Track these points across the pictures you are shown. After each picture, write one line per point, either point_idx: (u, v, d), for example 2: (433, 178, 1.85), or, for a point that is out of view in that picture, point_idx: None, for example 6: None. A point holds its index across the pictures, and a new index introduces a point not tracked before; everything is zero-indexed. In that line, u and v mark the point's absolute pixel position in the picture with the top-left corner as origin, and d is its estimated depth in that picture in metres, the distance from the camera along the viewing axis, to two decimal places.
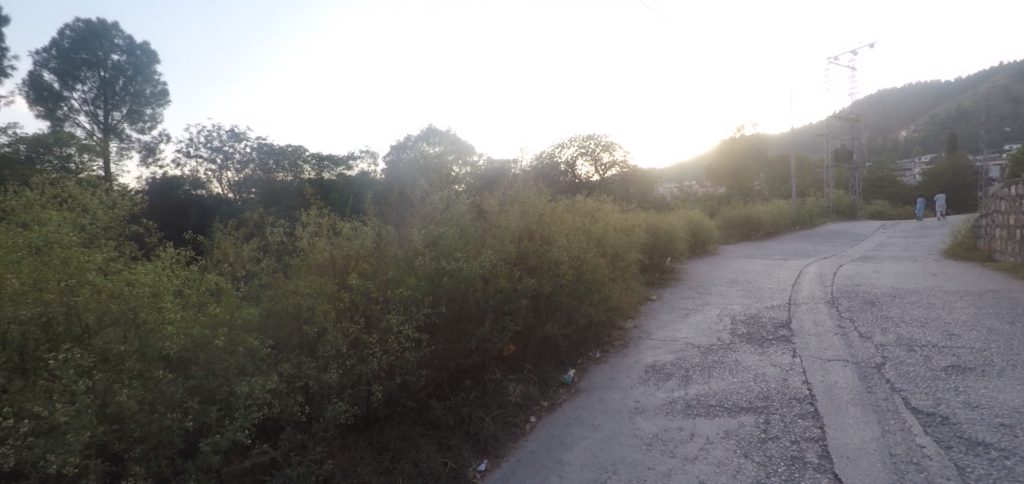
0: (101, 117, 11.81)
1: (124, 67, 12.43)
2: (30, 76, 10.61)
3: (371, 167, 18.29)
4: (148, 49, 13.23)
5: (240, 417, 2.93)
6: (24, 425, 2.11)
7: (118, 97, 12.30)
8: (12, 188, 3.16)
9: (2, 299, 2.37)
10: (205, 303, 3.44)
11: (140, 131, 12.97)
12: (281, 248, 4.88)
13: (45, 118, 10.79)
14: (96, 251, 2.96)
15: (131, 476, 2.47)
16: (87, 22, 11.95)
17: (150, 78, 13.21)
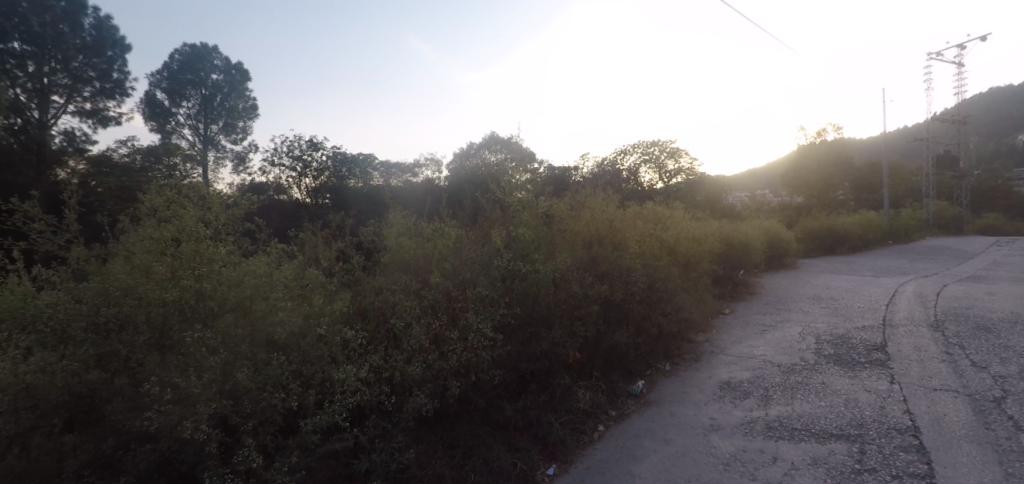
0: (200, 129, 15.69)
1: (222, 85, 16.43)
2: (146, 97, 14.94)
3: (436, 173, 18.85)
4: (245, 70, 17.10)
5: (335, 403, 3.13)
6: (164, 394, 2.49)
7: (218, 114, 16.25)
8: (156, 188, 3.61)
9: (150, 285, 2.82)
10: (306, 295, 3.72)
11: (230, 140, 16.28)
12: (370, 247, 5.21)
13: (158, 132, 14.75)
14: (221, 245, 3.31)
15: (243, 447, 2.72)
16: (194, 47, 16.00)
17: (242, 95, 16.94)
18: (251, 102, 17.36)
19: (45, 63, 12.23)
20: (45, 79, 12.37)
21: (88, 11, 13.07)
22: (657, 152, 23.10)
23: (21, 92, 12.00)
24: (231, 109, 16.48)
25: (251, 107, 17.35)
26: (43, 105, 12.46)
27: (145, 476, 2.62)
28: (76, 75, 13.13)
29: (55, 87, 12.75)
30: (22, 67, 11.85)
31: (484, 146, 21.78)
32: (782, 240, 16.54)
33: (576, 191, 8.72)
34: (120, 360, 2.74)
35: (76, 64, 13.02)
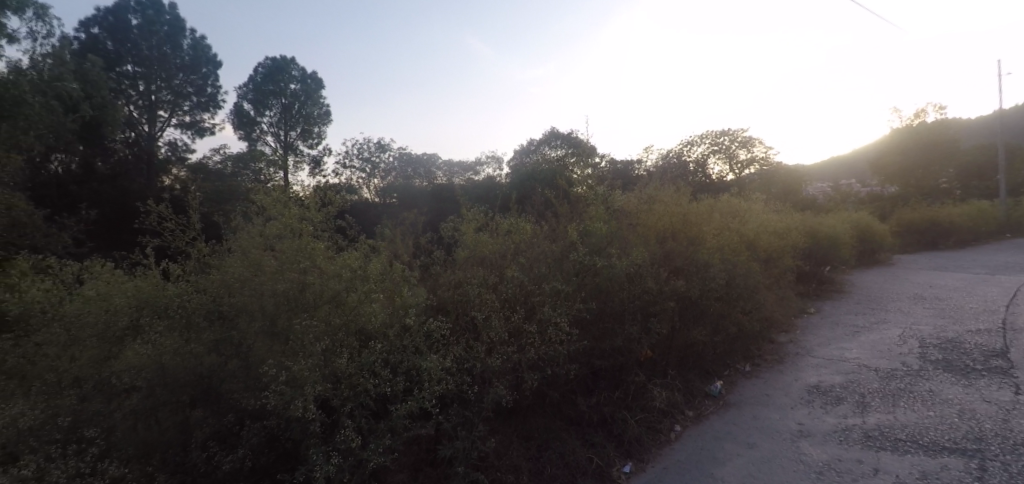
0: (283, 136, 20.86)
1: (299, 94, 21.16)
2: (236, 109, 20.34)
3: (496, 171, 19.35)
4: (315, 78, 21.87)
5: (423, 390, 3.29)
6: (280, 375, 2.76)
7: (296, 122, 21.26)
8: (263, 190, 3.99)
9: (267, 277, 3.20)
10: (394, 288, 3.93)
11: (310, 145, 21.45)
12: (448, 241, 5.41)
13: (244, 138, 20.34)
14: (320, 241, 3.65)
15: (344, 428, 2.92)
16: (277, 62, 20.92)
17: (317, 101, 21.70)
18: (324, 110, 22.01)
19: (149, 83, 17.93)
20: (150, 96, 18.07)
21: (184, 35, 18.54)
22: (726, 144, 21.74)
23: (134, 107, 17.88)
24: (308, 117, 21.41)
25: (324, 115, 21.96)
26: (150, 118, 18.20)
27: (257, 450, 2.90)
28: (179, 93, 18.65)
29: (161, 103, 18.34)
30: (134, 87, 17.66)
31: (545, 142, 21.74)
32: (873, 234, 15.12)
33: (645, 184, 8.49)
34: (233, 345, 3.09)
35: (177, 83, 18.51)
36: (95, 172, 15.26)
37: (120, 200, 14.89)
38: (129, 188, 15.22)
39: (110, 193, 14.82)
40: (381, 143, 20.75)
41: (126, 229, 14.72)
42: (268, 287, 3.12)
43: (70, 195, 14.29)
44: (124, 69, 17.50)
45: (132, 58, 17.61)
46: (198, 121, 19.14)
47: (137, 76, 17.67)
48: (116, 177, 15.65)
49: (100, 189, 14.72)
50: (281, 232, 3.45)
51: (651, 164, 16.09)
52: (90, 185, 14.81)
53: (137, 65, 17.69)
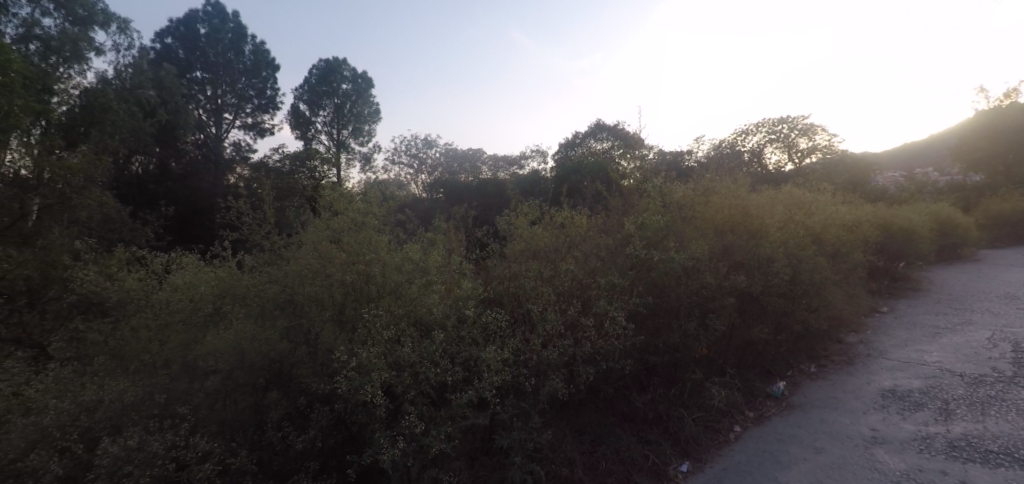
0: (336, 134, 22.03)
1: (350, 94, 22.09)
2: (292, 109, 21.57)
3: (541, 165, 19.43)
4: (365, 77, 22.77)
5: (482, 380, 3.35)
6: (349, 361, 2.92)
7: (347, 120, 22.27)
8: (330, 188, 4.24)
9: (340, 265, 3.53)
10: (452, 280, 4.02)
11: (360, 143, 22.69)
12: (502, 234, 5.46)
13: (300, 137, 21.61)
14: (384, 233, 3.94)
15: (407, 414, 3.03)
16: (329, 62, 21.89)
17: (367, 100, 22.63)
18: (374, 108, 22.99)
19: (215, 88, 19.20)
20: (216, 100, 19.30)
21: (246, 41, 19.65)
22: (784, 132, 20.58)
23: (202, 111, 19.18)
24: (358, 116, 22.42)
25: (373, 113, 22.99)
26: (217, 121, 19.39)
27: (326, 431, 3.08)
28: (242, 96, 19.82)
29: (226, 106, 19.56)
30: (202, 91, 18.98)
31: (591, 134, 21.27)
32: (953, 228, 13.89)
33: (701, 175, 8.18)
34: (302, 332, 3.35)
35: (241, 86, 19.72)
36: (170, 171, 16.82)
37: (193, 198, 16.45)
38: (200, 188, 16.94)
39: (184, 193, 16.33)
40: (428, 140, 21.55)
41: (201, 224, 16.38)
42: (336, 280, 3.43)
43: (148, 193, 15.82)
44: (194, 75, 18.90)
45: (201, 65, 19.02)
46: (260, 122, 20.26)
47: (205, 81, 19.01)
48: (188, 177, 17.19)
49: (175, 189, 16.25)
50: (345, 226, 3.79)
51: (701, 154, 15.47)
52: (167, 184, 16.35)
53: (205, 71, 19.06)
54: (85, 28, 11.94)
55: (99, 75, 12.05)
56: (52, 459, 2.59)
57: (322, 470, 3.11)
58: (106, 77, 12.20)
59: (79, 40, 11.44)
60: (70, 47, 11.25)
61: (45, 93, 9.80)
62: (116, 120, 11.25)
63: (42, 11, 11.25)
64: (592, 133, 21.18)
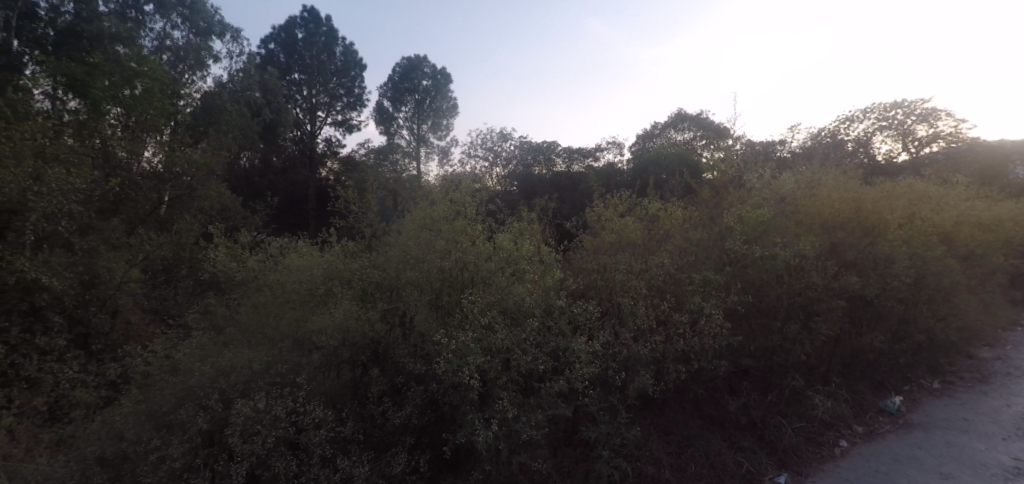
0: (416, 130, 23.06)
1: (429, 90, 23.00)
2: (377, 106, 22.83)
3: (617, 156, 19.11)
4: (444, 72, 23.48)
5: (572, 371, 3.34)
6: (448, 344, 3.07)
7: (426, 115, 23.20)
8: (427, 188, 4.62)
9: (439, 253, 3.76)
10: (541, 270, 4.04)
11: (439, 138, 23.50)
12: (588, 226, 5.41)
13: (383, 133, 22.84)
14: (477, 223, 4.14)
15: (499, 399, 3.11)
16: (410, 61, 22.84)
17: (445, 95, 23.39)
18: (452, 103, 23.62)
19: (310, 88, 20.66)
20: (311, 100, 20.72)
21: (337, 43, 21.01)
22: (897, 118, 18.16)
23: (299, 110, 20.61)
24: (437, 111, 23.27)
25: (451, 107, 23.65)
26: (311, 118, 20.78)
27: (420, 409, 3.25)
28: (333, 95, 21.11)
29: (319, 105, 20.93)
30: (299, 92, 20.53)
31: (670, 125, 19.91)
32: None
33: (802, 166, 7.52)
34: (400, 315, 3.57)
35: (332, 86, 21.02)
36: (272, 165, 18.62)
37: (290, 190, 18.76)
38: (297, 180, 18.96)
39: (283, 186, 18.44)
40: (503, 133, 21.03)
41: (297, 213, 19.14)
42: (437, 266, 3.65)
43: (254, 185, 17.89)
44: (292, 77, 20.50)
45: (299, 68, 20.52)
46: (348, 119, 21.53)
47: (302, 82, 20.53)
48: (287, 170, 18.97)
49: (277, 182, 18.29)
50: (443, 214, 4.14)
51: (797, 144, 14.09)
52: (268, 177, 18.37)
53: (302, 73, 20.54)
54: (205, 38, 13.38)
55: (216, 81, 13.53)
56: (198, 414, 3.00)
57: (417, 445, 3.31)
58: (221, 82, 13.71)
59: (200, 50, 12.91)
60: (193, 57, 12.81)
61: (174, 97, 11.11)
62: (229, 119, 12.86)
63: (172, 24, 12.85)
64: (672, 124, 19.82)
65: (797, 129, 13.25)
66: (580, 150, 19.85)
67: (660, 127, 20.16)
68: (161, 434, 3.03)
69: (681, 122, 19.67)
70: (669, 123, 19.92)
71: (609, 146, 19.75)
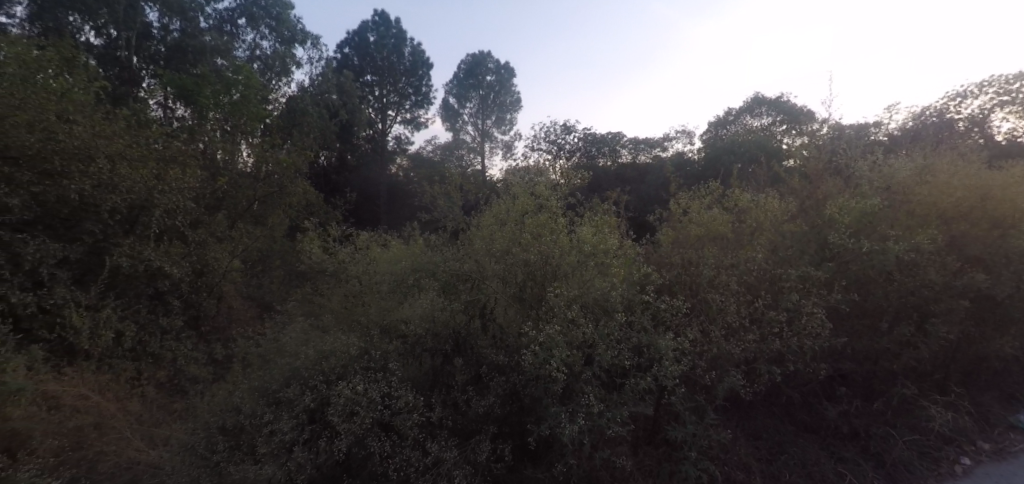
0: (481, 125, 23.35)
1: (493, 85, 23.20)
2: (443, 104, 23.41)
3: (687, 145, 18.25)
4: (508, 68, 23.63)
5: (660, 367, 3.24)
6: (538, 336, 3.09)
7: (491, 110, 23.41)
8: (510, 188, 4.69)
9: (523, 247, 3.82)
10: (624, 264, 3.95)
11: (503, 132, 23.52)
12: (667, 221, 5.24)
13: (449, 129, 23.34)
14: (558, 216, 4.15)
15: (584, 393, 3.10)
16: (474, 58, 23.18)
17: (509, 90, 23.47)
18: (516, 97, 23.64)
19: (382, 88, 21.58)
20: (382, 100, 21.64)
21: (406, 43, 21.71)
22: None
23: (371, 110, 21.57)
24: (501, 106, 23.39)
25: (515, 102, 23.66)
26: (382, 117, 21.78)
27: (502, 399, 3.34)
28: (402, 94, 21.97)
29: (390, 104, 21.84)
30: (371, 93, 21.40)
31: (744, 110, 17.68)
32: None
33: (907, 150, 6.74)
34: (481, 307, 3.76)
35: (401, 85, 21.85)
36: (347, 163, 19.81)
37: (363, 187, 19.81)
38: (369, 178, 19.95)
39: (355, 184, 19.70)
40: (567, 124, 19.65)
41: (369, 209, 19.73)
42: (523, 259, 3.72)
43: (331, 183, 19.38)
44: (365, 79, 21.42)
45: (370, 70, 21.40)
46: (417, 117, 22.22)
47: (375, 84, 21.43)
48: (360, 167, 20.11)
49: (351, 181, 19.65)
50: (526, 209, 4.25)
51: (896, 127, 12.61)
52: (345, 175, 19.68)
53: (374, 75, 21.42)
54: (290, 46, 14.38)
55: (299, 86, 14.54)
56: (305, 393, 3.26)
57: (500, 434, 3.40)
58: (302, 87, 14.76)
59: (285, 58, 13.97)
60: (279, 64, 13.93)
61: (264, 102, 12.04)
62: (310, 120, 13.97)
63: (261, 35, 13.95)
64: (747, 109, 17.62)
65: (897, 108, 11.72)
66: (646, 140, 19.28)
67: (734, 112, 17.97)
68: (272, 409, 3.32)
69: (757, 106, 17.39)
70: (744, 108, 17.69)
71: (677, 135, 18.74)
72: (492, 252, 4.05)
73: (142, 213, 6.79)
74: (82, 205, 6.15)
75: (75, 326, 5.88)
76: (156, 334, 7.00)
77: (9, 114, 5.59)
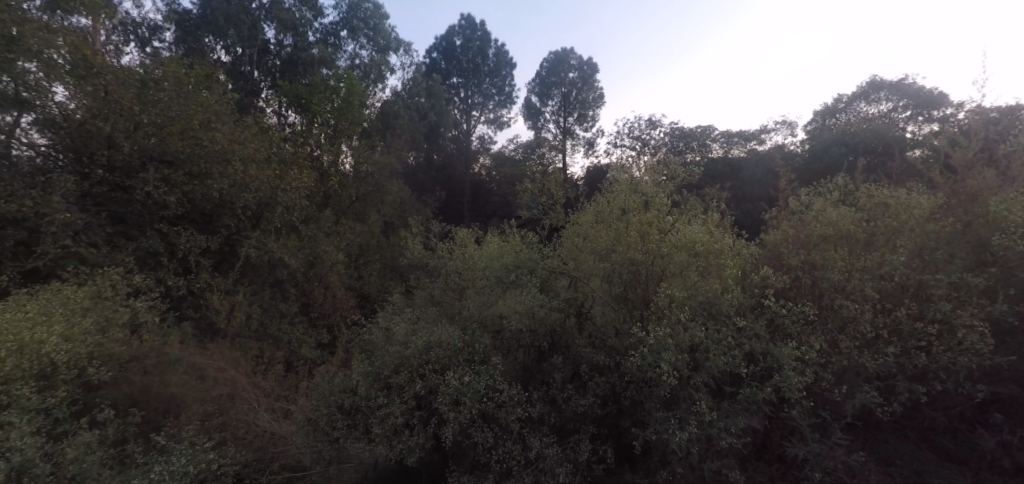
0: (563, 122, 23.02)
1: (575, 82, 22.82)
2: (526, 102, 23.46)
3: (788, 137, 16.73)
4: (591, 63, 23.18)
5: (780, 378, 2.99)
6: (648, 339, 3.00)
7: (573, 107, 22.95)
8: (616, 184, 4.57)
9: (630, 247, 3.72)
10: (740, 265, 3.68)
11: (586, 129, 22.94)
12: (782, 221, 4.79)
13: (531, 128, 23.41)
14: (664, 213, 3.98)
15: (696, 400, 2.96)
16: (557, 55, 23.03)
17: (592, 86, 22.96)
18: (598, 93, 23.07)
19: (467, 90, 22.08)
20: (467, 101, 22.15)
21: (491, 44, 22.07)
22: None
23: (457, 111, 22.13)
24: (584, 102, 22.83)
25: (599, 98, 23.07)
26: (466, 118, 22.25)
27: (602, 400, 3.31)
28: (486, 94, 22.29)
29: (473, 105, 22.27)
30: (457, 95, 22.03)
31: (858, 96, 15.47)
32: None
33: None
34: (578, 306, 3.82)
35: (485, 85, 22.19)
36: (433, 163, 20.28)
37: (449, 185, 20.44)
38: (453, 175, 20.59)
39: (442, 181, 20.22)
40: (652, 119, 18.70)
41: (455, 206, 20.40)
42: (628, 258, 3.65)
43: (420, 182, 19.79)
44: (452, 81, 21.99)
45: (457, 72, 21.93)
46: (499, 116, 22.58)
47: (460, 85, 21.96)
48: (446, 167, 20.58)
49: (438, 179, 20.04)
50: (630, 206, 4.10)
51: None
52: (432, 174, 20.10)
53: (460, 77, 21.95)
54: (385, 54, 14.78)
55: (392, 90, 15.18)
56: (415, 381, 3.45)
57: (599, 435, 3.38)
58: (395, 91, 15.39)
59: (380, 65, 14.41)
60: (375, 71, 14.33)
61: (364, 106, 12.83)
62: (401, 123, 14.18)
63: (360, 45, 14.42)
64: (861, 94, 15.40)
65: None
66: (741, 132, 17.69)
67: (846, 98, 15.71)
68: (384, 393, 3.55)
69: (874, 91, 15.18)
70: (858, 94, 15.50)
71: (777, 126, 17.13)
72: (594, 251, 3.98)
73: (266, 210, 7.58)
74: (221, 201, 6.98)
75: (217, 308, 6.79)
76: (275, 317, 7.76)
77: (166, 123, 6.50)
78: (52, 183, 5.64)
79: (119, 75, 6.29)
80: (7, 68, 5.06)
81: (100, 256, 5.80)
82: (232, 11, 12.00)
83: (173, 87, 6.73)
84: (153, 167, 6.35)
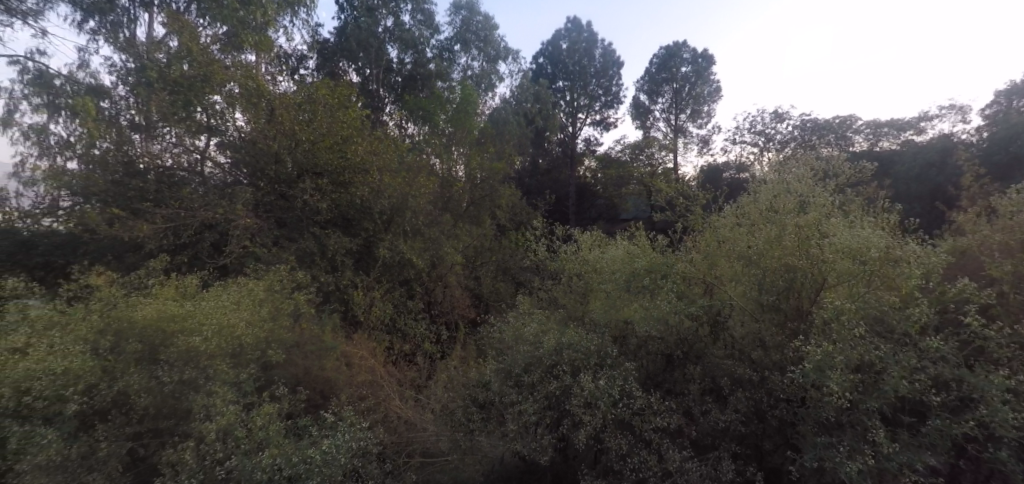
0: (674, 119, 21.95)
1: (688, 76, 21.56)
2: (633, 101, 22.62)
3: (956, 123, 14.14)
4: (705, 55, 21.74)
5: (985, 410, 2.50)
6: (810, 354, 2.70)
7: (685, 103, 21.84)
8: (761, 184, 4.17)
9: (784, 253, 3.39)
10: (925, 275, 3.13)
11: (699, 126, 21.78)
12: (965, 223, 4.01)
13: (640, 127, 22.44)
14: (824, 215, 3.54)
15: (871, 427, 2.59)
16: (668, 49, 21.83)
17: (706, 79, 21.64)
18: (714, 87, 21.67)
19: (572, 93, 21.82)
20: (572, 104, 21.86)
21: (597, 45, 21.83)
22: None
23: (563, 115, 21.91)
24: (697, 97, 21.63)
25: (713, 92, 21.73)
26: (572, 120, 21.92)
27: (747, 416, 3.07)
28: (592, 96, 21.88)
29: (580, 107, 21.96)
30: (563, 98, 21.88)
31: None
32: None
33: None
34: (715, 316, 3.61)
35: (591, 87, 21.86)
36: (539, 168, 20.62)
37: (556, 189, 20.64)
38: (557, 178, 20.60)
39: (548, 186, 20.39)
40: (779, 111, 17.04)
41: (562, 209, 20.54)
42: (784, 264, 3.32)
43: (525, 186, 20.10)
44: (557, 85, 21.85)
45: (563, 76, 21.85)
46: (605, 118, 22.01)
47: (566, 89, 21.80)
48: (552, 171, 20.87)
49: (543, 183, 20.39)
50: (780, 209, 3.72)
51: None
52: (537, 178, 20.27)
53: (565, 80, 21.86)
54: (494, 63, 15.36)
55: (501, 98, 15.68)
56: (548, 381, 3.50)
57: (741, 455, 3.15)
58: (504, 98, 15.83)
59: (490, 75, 15.20)
60: (485, 81, 15.15)
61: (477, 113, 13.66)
62: (511, 127, 14.90)
63: (472, 57, 14.99)
64: None
65: None
66: (893, 122, 15.21)
67: None
68: (517, 390, 3.65)
69: None
70: None
71: (943, 111, 14.52)
72: (739, 257, 3.70)
73: (398, 215, 8.24)
74: (364, 207, 7.72)
75: (359, 302, 7.52)
76: (405, 313, 8.39)
77: (318, 140, 7.34)
78: (236, 194, 6.84)
79: (286, 99, 7.30)
80: (202, 99, 6.85)
81: (270, 255, 6.71)
82: (363, 37, 13.29)
83: (323, 107, 7.49)
84: (309, 178, 7.28)
